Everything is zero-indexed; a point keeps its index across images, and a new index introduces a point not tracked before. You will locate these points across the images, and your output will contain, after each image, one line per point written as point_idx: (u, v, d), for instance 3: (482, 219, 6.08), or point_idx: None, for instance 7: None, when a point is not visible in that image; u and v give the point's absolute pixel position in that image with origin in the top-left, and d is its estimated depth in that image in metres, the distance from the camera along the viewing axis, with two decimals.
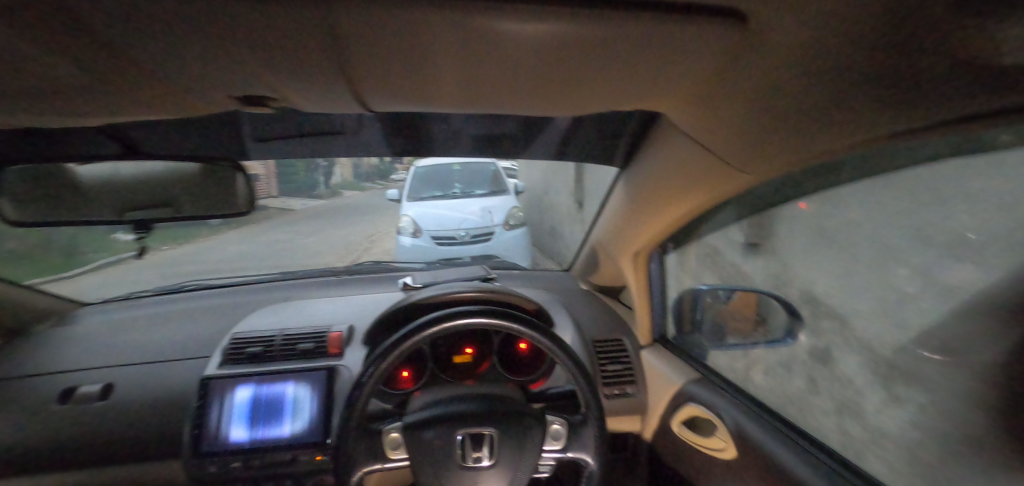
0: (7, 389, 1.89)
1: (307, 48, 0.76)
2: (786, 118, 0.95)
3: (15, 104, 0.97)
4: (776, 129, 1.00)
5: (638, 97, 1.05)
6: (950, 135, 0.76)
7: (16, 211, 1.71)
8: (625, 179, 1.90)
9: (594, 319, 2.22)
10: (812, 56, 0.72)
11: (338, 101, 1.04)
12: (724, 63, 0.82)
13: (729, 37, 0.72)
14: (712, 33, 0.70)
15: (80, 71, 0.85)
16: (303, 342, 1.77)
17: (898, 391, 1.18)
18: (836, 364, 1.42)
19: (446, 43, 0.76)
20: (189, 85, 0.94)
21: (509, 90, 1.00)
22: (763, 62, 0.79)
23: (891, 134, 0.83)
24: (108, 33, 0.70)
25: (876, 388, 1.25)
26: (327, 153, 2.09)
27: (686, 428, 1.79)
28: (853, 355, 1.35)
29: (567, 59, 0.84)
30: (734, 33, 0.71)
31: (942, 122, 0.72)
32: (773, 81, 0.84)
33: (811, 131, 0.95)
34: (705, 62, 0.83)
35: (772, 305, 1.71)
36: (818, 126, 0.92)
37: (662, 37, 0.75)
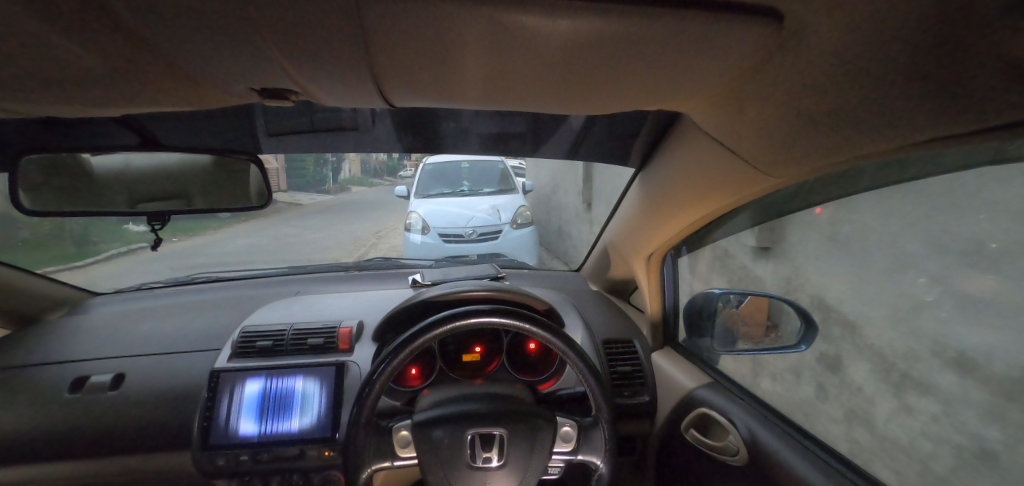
0: (20, 376, 1.90)
1: (330, 42, 0.75)
2: (813, 122, 0.92)
3: (35, 93, 0.97)
4: (802, 132, 0.98)
5: (662, 97, 1.03)
6: (984, 143, 0.74)
7: (34, 200, 1.74)
8: (640, 180, 1.88)
9: (604, 321, 2.21)
10: (846, 56, 0.70)
11: (358, 96, 1.04)
12: (752, 62, 0.80)
13: (762, 36, 0.70)
14: (744, 31, 0.68)
15: (102, 60, 0.84)
16: (313, 337, 1.76)
17: (909, 399, 1.23)
18: (845, 370, 1.44)
19: (472, 38, 0.75)
20: (210, 78, 0.93)
21: (531, 87, 0.98)
22: (794, 62, 0.77)
23: (925, 139, 0.80)
24: (132, 22, 0.70)
25: (887, 394, 1.30)
26: (339, 148, 2.08)
27: (697, 433, 1.76)
28: (862, 362, 1.38)
29: (593, 57, 0.82)
30: (766, 31, 0.69)
31: (979, 129, 0.70)
32: (804, 83, 0.82)
33: (838, 136, 0.93)
34: (733, 61, 0.81)
35: (784, 311, 1.68)
36: (845, 131, 0.90)
37: (690, 35, 0.73)
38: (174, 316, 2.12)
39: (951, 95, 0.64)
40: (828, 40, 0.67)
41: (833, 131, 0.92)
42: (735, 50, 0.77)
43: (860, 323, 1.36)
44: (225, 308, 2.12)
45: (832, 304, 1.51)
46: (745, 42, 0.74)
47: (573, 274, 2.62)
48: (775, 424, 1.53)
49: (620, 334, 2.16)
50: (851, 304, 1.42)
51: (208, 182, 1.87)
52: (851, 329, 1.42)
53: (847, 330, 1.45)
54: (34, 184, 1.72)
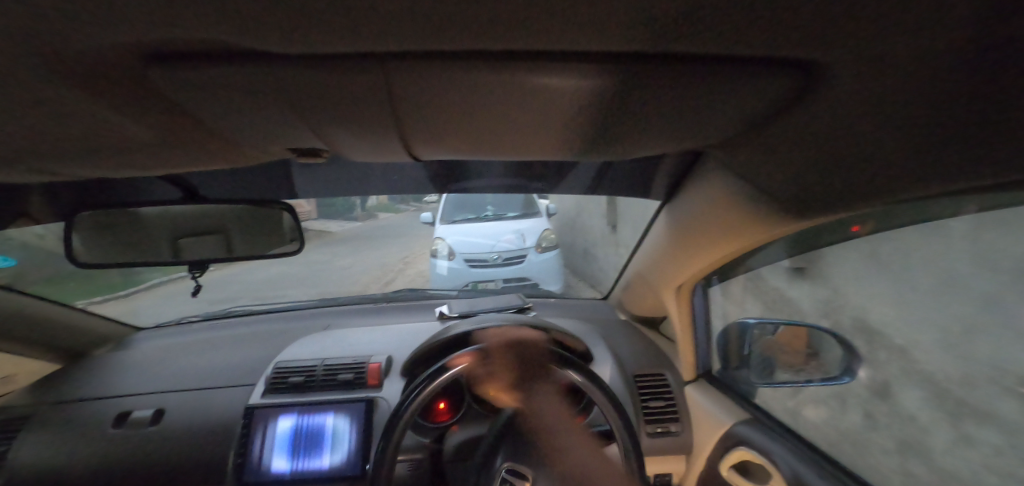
0: (69, 410, 2.00)
1: (365, 108, 0.78)
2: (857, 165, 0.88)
3: (92, 160, 1.05)
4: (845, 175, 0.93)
5: (688, 141, 1.01)
6: None
7: (88, 252, 1.86)
8: (667, 212, 1.84)
9: (633, 352, 2.14)
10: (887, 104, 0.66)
11: (387, 152, 1.06)
12: (784, 110, 0.78)
13: (789, 89, 0.68)
14: (774, 82, 0.66)
15: (150, 131, 0.90)
16: (343, 373, 1.79)
17: (969, 429, 1.18)
18: (894, 398, 1.36)
19: (493, 100, 0.76)
20: (249, 141, 0.98)
21: (553, 139, 0.99)
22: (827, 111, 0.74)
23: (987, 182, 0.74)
24: (176, 99, 0.74)
25: (943, 423, 1.23)
26: (368, 184, 2.13)
27: (735, 473, 1.66)
28: (916, 390, 1.30)
29: (615, 110, 0.82)
30: (798, 84, 0.66)
31: None
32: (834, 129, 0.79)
33: None
34: (763, 108, 0.79)
35: (826, 340, 1.59)
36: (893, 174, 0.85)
37: (716, 87, 0.71)
38: (211, 350, 2.20)
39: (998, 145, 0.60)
40: (856, 94, 0.65)
41: None
42: (759, 99, 0.75)
43: (907, 346, 1.31)
44: (259, 343, 2.19)
45: (877, 326, 1.41)
46: (769, 94, 0.72)
47: (598, 301, 2.58)
48: (811, 457, 1.46)
49: (650, 365, 2.10)
50: (898, 331, 1.31)
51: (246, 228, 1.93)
52: (898, 351, 1.34)
53: (895, 354, 1.35)
54: (87, 239, 1.84)
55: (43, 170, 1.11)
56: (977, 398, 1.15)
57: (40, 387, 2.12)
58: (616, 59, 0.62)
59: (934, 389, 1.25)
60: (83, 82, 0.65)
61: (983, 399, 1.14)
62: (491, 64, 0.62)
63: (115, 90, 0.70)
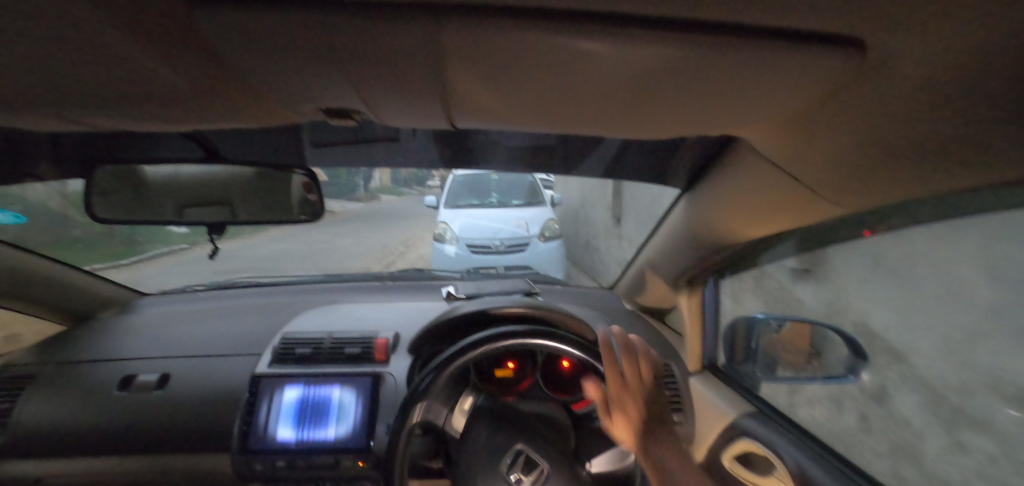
0: (74, 372, 2.00)
1: (412, 70, 0.78)
2: (895, 151, 0.87)
3: (117, 109, 1.03)
4: (881, 163, 0.93)
5: (720, 121, 1.01)
6: None
7: (103, 209, 1.87)
8: (686, 202, 1.84)
9: (640, 341, 2.14)
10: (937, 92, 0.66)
11: (419, 118, 1.06)
12: (829, 92, 0.78)
13: (837, 68, 0.68)
14: (828, 62, 0.65)
15: (183, 82, 0.89)
16: (351, 347, 1.80)
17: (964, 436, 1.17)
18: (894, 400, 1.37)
19: (534, 66, 0.76)
20: (281, 98, 0.97)
21: (585, 112, 0.98)
22: (870, 96, 0.74)
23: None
24: (222, 47, 0.73)
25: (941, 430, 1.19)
26: (376, 160, 2.15)
27: (739, 464, 1.67)
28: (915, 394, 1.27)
29: (655, 82, 0.81)
30: (850, 66, 0.66)
31: None
32: (873, 113, 0.78)
33: (920, 164, 0.88)
34: (807, 90, 0.78)
35: (830, 339, 1.64)
36: (930, 160, 0.85)
37: (766, 65, 0.71)
38: (216, 320, 2.20)
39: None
40: (905, 77, 0.64)
41: (915, 160, 0.88)
42: (806, 79, 0.74)
43: (907, 352, 1.35)
44: (265, 314, 2.19)
45: (879, 331, 1.46)
46: (816, 72, 0.71)
47: (604, 290, 2.59)
48: (816, 450, 1.46)
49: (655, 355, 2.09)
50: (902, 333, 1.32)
51: (256, 193, 1.91)
52: (900, 358, 1.34)
53: (894, 358, 1.39)
54: (103, 195, 1.85)
55: (64, 118, 1.09)
56: None
57: (44, 347, 2.11)
58: (673, 29, 0.61)
59: None
60: (131, 23, 0.65)
61: (981, 405, 1.14)
62: (548, 25, 0.61)
63: (156, 34, 0.69)
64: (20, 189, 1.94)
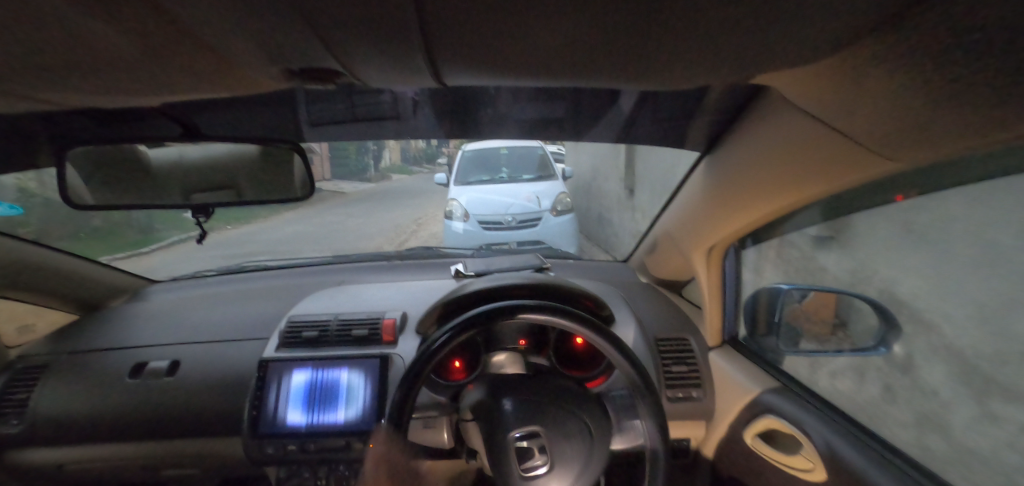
0: (87, 360, 2.02)
1: (381, 26, 0.69)
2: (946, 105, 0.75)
3: (83, 83, 0.96)
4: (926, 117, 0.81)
5: (744, 68, 0.89)
6: None
7: (92, 193, 1.82)
8: (707, 165, 1.71)
9: (654, 316, 2.06)
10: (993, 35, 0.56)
11: (410, 76, 0.96)
12: (868, 35, 0.66)
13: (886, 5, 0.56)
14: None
15: (142, 50, 0.81)
16: (357, 329, 1.76)
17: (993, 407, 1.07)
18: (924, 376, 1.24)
19: (524, 14, 0.65)
20: (253, 63, 0.89)
21: (587, 60, 0.87)
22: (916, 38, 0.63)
23: None
24: (166, 9, 0.65)
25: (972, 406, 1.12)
26: (377, 136, 2.07)
27: (761, 441, 1.61)
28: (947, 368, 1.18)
29: (667, 25, 0.69)
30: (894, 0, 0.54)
31: None
32: (924, 56, 0.65)
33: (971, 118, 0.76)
34: (841, 31, 0.66)
35: (857, 309, 1.52)
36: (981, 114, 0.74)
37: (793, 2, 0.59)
38: (225, 304, 2.19)
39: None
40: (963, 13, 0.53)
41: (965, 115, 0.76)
42: (840, 19, 0.63)
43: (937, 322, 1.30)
44: (273, 297, 2.17)
45: (905, 299, 1.34)
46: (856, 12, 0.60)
47: (618, 264, 2.50)
48: (846, 429, 1.38)
49: (671, 330, 2.02)
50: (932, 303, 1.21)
51: (254, 174, 1.87)
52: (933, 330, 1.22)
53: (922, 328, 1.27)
54: (84, 180, 1.79)
55: (33, 96, 1.03)
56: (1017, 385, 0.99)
57: (57, 336, 2.14)
58: None
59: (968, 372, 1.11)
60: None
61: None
62: None
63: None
64: (37, 181, 1.98)
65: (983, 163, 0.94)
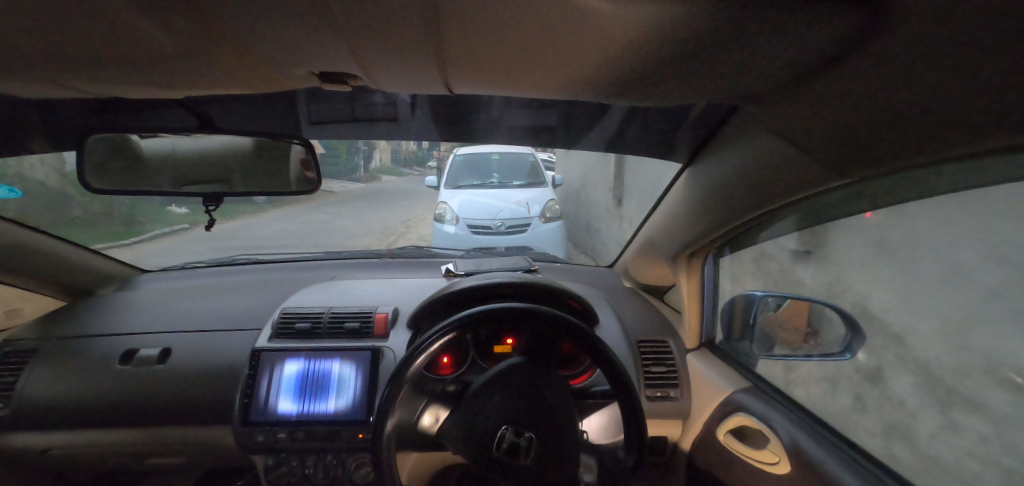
0: (76, 346, 2.02)
1: (407, 38, 0.77)
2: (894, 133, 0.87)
3: (109, 73, 1.02)
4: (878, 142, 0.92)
5: (721, 87, 0.99)
6: None
7: (98, 179, 1.86)
8: (689, 177, 1.83)
9: (637, 319, 2.15)
10: (928, 77, 0.66)
11: (418, 83, 1.04)
12: (825, 63, 0.76)
13: (841, 38, 0.66)
14: (833, 28, 0.63)
15: (172, 44, 0.86)
16: (350, 322, 1.80)
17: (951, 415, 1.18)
18: (887, 382, 1.35)
19: (534, 30, 0.73)
20: (275, 62, 0.96)
21: (589, 73, 0.94)
22: (869, 70, 0.73)
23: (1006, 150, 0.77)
24: (215, 14, 0.72)
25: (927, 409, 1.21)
26: (374, 136, 2.15)
27: (733, 438, 1.69)
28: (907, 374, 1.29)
29: (655, 44, 0.77)
30: (848, 33, 0.64)
31: None
32: (880, 79, 0.74)
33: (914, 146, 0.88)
34: (804, 57, 0.76)
35: (828, 317, 1.59)
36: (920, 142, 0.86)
37: (763, 31, 0.68)
38: (217, 295, 2.21)
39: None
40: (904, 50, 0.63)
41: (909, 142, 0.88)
42: (804, 48, 0.72)
43: None
44: (266, 289, 2.20)
45: (876, 311, 1.40)
46: (818, 40, 0.68)
47: (604, 270, 2.59)
48: (807, 423, 1.50)
49: (652, 332, 2.11)
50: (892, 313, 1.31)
51: (246, 166, 1.92)
52: (895, 338, 1.33)
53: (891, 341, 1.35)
54: (91, 163, 1.83)
55: (58, 83, 1.08)
56: (968, 386, 1.09)
57: (47, 321, 2.14)
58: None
59: (925, 375, 1.22)
60: None
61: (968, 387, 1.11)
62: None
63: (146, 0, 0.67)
64: (19, 164, 1.92)
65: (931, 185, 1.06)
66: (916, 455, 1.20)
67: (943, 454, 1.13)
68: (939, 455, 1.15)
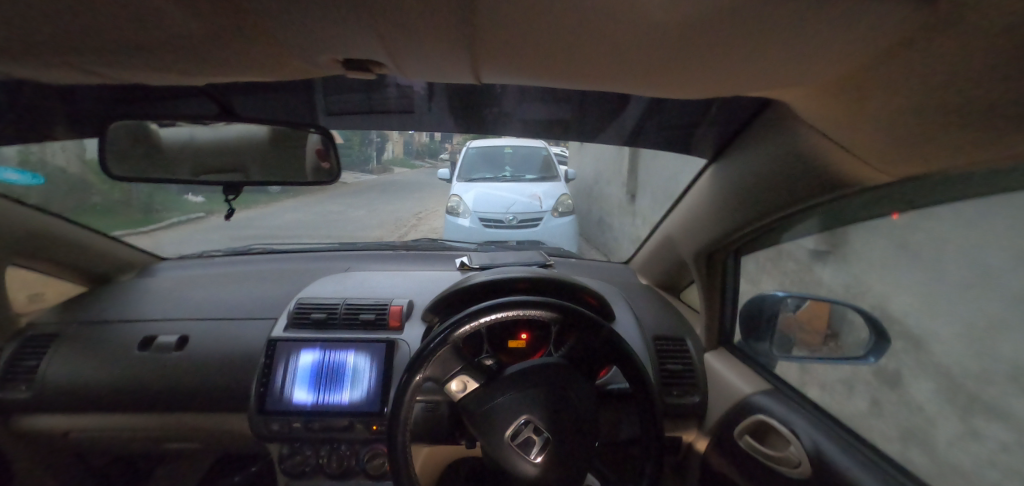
0: (96, 332, 2.05)
1: (438, 26, 0.75)
2: (935, 131, 0.83)
3: (134, 59, 1.00)
4: (918, 142, 0.89)
5: (752, 82, 0.95)
6: None
7: (117, 165, 1.88)
8: (710, 172, 1.79)
9: (653, 316, 2.13)
10: (975, 75, 0.63)
11: (444, 72, 1.02)
12: (874, 56, 0.72)
13: (892, 32, 0.62)
14: (887, 23, 0.59)
15: (198, 32, 0.85)
16: (365, 313, 1.80)
17: None
18: None
19: (572, 20, 0.70)
20: (301, 50, 0.94)
21: (618, 66, 0.92)
22: (919, 68, 0.70)
23: None
24: (248, 3, 0.71)
25: None
26: (388, 128, 2.13)
27: (750, 439, 1.65)
28: (932, 380, 1.22)
29: (692, 38, 0.74)
30: (902, 27, 0.60)
31: None
32: (928, 75, 0.70)
33: (952, 145, 0.85)
34: (852, 52, 0.72)
35: (851, 320, 1.55)
36: (962, 142, 0.82)
37: (809, 27, 0.65)
38: (232, 283, 2.23)
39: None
40: (956, 50, 0.60)
41: (947, 141, 0.84)
42: (850, 42, 0.69)
43: None
44: (280, 279, 2.21)
45: (897, 315, 1.37)
46: (867, 34, 0.65)
47: (618, 265, 2.56)
48: (826, 424, 1.47)
49: (668, 330, 2.08)
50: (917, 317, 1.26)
51: (265, 157, 1.92)
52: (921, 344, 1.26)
53: (912, 345, 1.32)
54: (112, 151, 1.85)
55: (81, 69, 1.08)
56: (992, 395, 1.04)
57: (68, 306, 2.18)
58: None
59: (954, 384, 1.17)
60: None
61: (996, 395, 1.06)
62: None
63: None
64: (42, 150, 1.95)
65: (971, 186, 1.02)
66: (937, 461, 1.17)
67: (969, 464, 1.09)
68: (963, 463, 1.10)
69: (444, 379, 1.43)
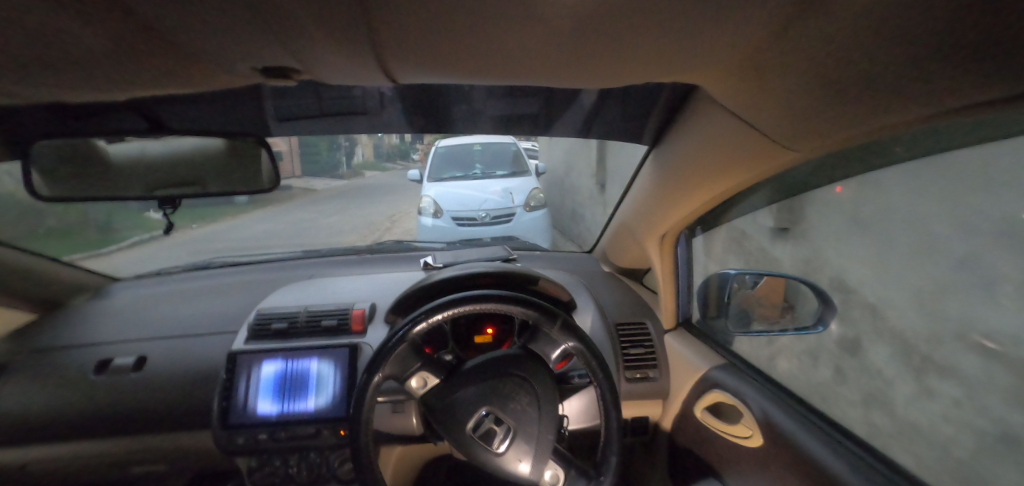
0: (48, 358, 1.99)
1: (334, 26, 0.74)
2: (827, 105, 0.89)
3: (40, 77, 0.97)
4: (817, 116, 0.94)
5: (665, 69, 0.99)
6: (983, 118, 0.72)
7: (51, 186, 1.80)
8: (654, 157, 1.84)
9: (616, 302, 2.19)
10: (840, 46, 0.68)
11: (363, 74, 1.02)
12: (758, 39, 0.76)
13: (762, 13, 0.66)
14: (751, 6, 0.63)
15: (102, 47, 0.84)
16: (327, 319, 1.79)
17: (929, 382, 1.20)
18: None
19: (474, 16, 0.71)
20: (215, 58, 0.93)
21: (531, 59, 0.94)
22: (800, 45, 0.74)
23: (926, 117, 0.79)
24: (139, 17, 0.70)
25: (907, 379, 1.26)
26: (349, 131, 2.10)
27: (709, 414, 1.73)
28: None
29: (587, 29, 0.77)
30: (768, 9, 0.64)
31: (962, 106, 0.70)
32: (808, 51, 0.74)
33: (845, 118, 0.91)
34: (738, 36, 0.76)
35: (801, 291, 1.60)
36: (852, 113, 0.88)
37: (686, 14, 0.69)
38: (193, 299, 2.18)
39: (985, 74, 0.57)
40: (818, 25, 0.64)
41: (840, 114, 0.90)
42: (732, 26, 0.72)
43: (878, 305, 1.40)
44: (244, 291, 2.17)
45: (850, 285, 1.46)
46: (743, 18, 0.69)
47: (585, 255, 2.60)
48: (774, 393, 1.55)
49: (630, 315, 2.15)
50: None
51: (220, 168, 1.86)
52: None
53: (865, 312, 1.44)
54: (46, 172, 1.77)
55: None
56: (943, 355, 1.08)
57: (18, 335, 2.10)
58: None
59: None
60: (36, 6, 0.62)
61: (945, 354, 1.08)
62: None
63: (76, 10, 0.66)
64: None
65: (886, 154, 1.07)
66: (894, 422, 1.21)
67: None
68: None
69: (404, 377, 1.41)
